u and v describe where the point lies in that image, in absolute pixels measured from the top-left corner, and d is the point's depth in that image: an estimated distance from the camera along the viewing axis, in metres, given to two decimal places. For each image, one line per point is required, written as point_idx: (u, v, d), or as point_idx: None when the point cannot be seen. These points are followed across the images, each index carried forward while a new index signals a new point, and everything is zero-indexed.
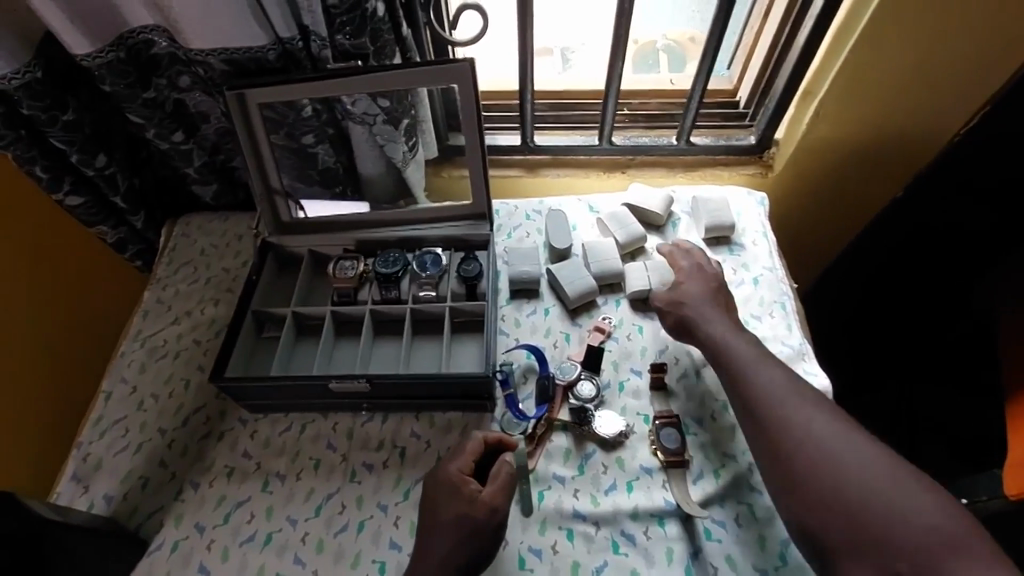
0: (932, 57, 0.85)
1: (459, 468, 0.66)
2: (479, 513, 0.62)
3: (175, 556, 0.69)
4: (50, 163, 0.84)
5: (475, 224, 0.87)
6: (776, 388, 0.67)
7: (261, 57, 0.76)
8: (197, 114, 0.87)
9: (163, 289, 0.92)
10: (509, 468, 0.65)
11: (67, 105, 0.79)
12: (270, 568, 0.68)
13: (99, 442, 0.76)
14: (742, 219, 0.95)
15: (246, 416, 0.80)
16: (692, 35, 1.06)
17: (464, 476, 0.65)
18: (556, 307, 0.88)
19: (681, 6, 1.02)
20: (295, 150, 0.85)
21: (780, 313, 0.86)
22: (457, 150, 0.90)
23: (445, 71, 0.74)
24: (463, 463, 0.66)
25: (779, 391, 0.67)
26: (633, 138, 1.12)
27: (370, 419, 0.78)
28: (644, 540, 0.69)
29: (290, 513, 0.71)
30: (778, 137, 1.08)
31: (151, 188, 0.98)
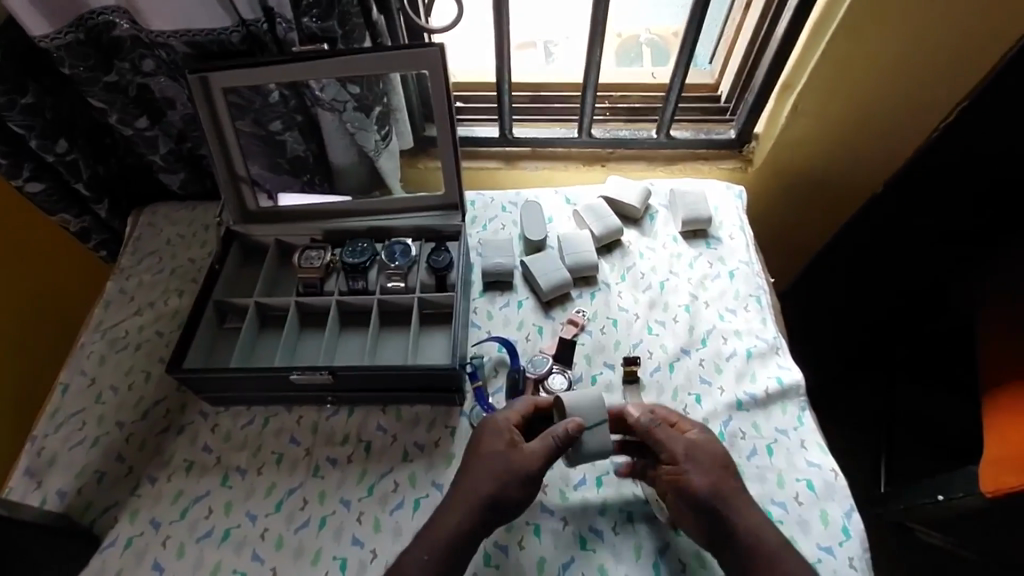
0: (910, 49, 0.83)
1: (508, 419, 0.67)
2: (528, 464, 0.63)
3: (128, 553, 0.67)
4: (9, 149, 0.81)
5: (447, 214, 0.86)
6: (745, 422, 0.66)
7: (225, 40, 0.74)
8: (162, 99, 0.84)
9: (126, 279, 0.89)
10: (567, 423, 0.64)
11: (27, 89, 0.77)
12: (227, 565, 0.65)
13: (54, 436, 0.74)
14: (719, 212, 0.94)
15: (208, 409, 0.77)
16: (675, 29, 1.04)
17: (511, 428, 0.66)
18: (530, 300, 0.86)
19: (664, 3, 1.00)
20: (263, 137, 0.83)
21: (756, 307, 0.85)
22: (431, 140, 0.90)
23: (414, 56, 0.72)
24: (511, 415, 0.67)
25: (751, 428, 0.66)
26: (613, 130, 1.11)
27: (336, 413, 0.76)
28: (612, 535, 0.68)
29: (249, 509, 0.69)
30: (758, 130, 1.06)
31: (117, 176, 0.95)
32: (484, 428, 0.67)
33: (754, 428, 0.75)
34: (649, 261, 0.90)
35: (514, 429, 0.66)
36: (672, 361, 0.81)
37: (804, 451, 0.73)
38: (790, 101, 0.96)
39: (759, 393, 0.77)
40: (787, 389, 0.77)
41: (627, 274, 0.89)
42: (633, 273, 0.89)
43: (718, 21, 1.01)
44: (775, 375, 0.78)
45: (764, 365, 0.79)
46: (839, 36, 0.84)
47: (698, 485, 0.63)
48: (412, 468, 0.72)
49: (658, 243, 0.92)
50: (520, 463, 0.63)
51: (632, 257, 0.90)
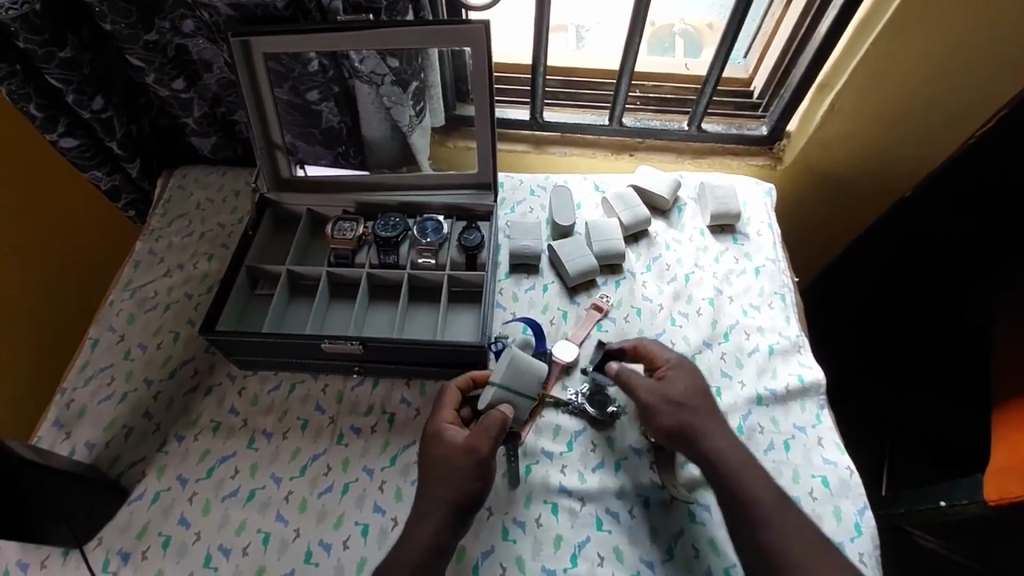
0: (951, 57, 0.82)
1: (445, 416, 0.67)
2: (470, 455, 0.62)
3: (155, 507, 0.68)
4: (46, 102, 0.81)
5: (478, 194, 0.86)
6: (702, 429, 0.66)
7: (269, 5, 0.73)
8: (199, 62, 0.84)
9: (156, 240, 0.90)
10: (494, 412, 0.64)
11: (66, 42, 0.76)
12: (252, 524, 0.67)
13: (83, 390, 0.75)
14: (748, 209, 0.94)
15: (235, 372, 0.79)
16: (710, 21, 1.03)
17: (449, 424, 0.66)
18: (555, 285, 0.87)
19: None
20: (299, 106, 0.83)
21: (780, 304, 0.85)
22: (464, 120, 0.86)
23: (459, 32, 0.72)
24: (447, 411, 0.67)
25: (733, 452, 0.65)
26: (644, 121, 1.11)
27: (361, 383, 0.77)
28: (628, 518, 0.69)
29: (275, 471, 0.71)
30: (790, 129, 1.07)
31: (149, 135, 0.96)
32: (427, 440, 0.66)
33: (773, 423, 0.76)
34: (675, 253, 0.90)
35: (452, 426, 0.66)
36: (693, 353, 0.81)
37: (821, 448, 0.74)
38: (827, 101, 0.96)
39: (779, 388, 0.77)
40: (808, 387, 0.78)
41: (652, 265, 0.89)
42: (658, 264, 0.89)
43: (759, 15, 1.00)
44: (797, 373, 0.79)
45: (785, 362, 0.80)
46: (880, 40, 0.84)
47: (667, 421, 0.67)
48: None
49: (685, 236, 0.92)
50: (465, 457, 0.62)
51: (658, 248, 0.90)
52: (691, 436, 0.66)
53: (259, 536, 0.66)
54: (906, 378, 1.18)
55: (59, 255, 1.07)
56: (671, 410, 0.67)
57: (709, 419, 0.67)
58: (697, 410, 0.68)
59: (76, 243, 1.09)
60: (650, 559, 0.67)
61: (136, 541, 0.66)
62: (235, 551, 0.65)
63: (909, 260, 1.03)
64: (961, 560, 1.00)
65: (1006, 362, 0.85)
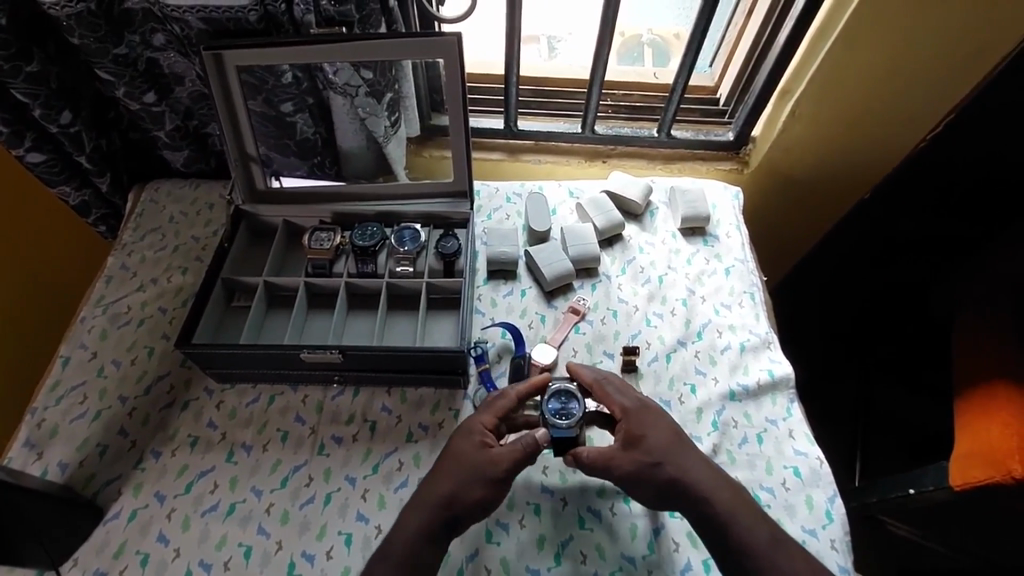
0: (903, 56, 0.86)
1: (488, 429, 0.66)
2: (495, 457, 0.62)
3: (133, 525, 0.67)
4: (10, 117, 0.80)
5: (455, 203, 0.86)
6: (696, 456, 0.65)
7: (241, 18, 0.73)
8: (171, 75, 0.85)
9: (128, 255, 0.89)
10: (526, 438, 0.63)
11: (33, 56, 0.75)
12: (233, 539, 0.66)
13: (55, 409, 0.74)
14: (717, 211, 0.97)
15: (213, 386, 0.77)
16: (677, 32, 1.07)
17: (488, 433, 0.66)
18: (533, 289, 0.89)
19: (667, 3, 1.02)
20: (273, 117, 0.84)
21: (750, 302, 0.88)
22: (439, 130, 0.91)
23: (428, 44, 0.74)
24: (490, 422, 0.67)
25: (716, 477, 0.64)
26: (616, 128, 1.14)
27: (342, 393, 0.77)
28: (609, 516, 0.70)
29: (255, 484, 0.70)
30: (755, 134, 1.12)
31: (120, 150, 0.95)
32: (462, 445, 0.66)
33: (745, 417, 0.78)
34: (649, 256, 0.93)
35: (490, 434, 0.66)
36: (669, 352, 0.83)
37: (792, 439, 0.77)
38: (789, 105, 1.00)
39: (751, 384, 0.80)
40: (778, 382, 0.80)
41: (627, 268, 0.91)
42: (633, 267, 0.91)
43: (721, 25, 1.04)
44: (767, 369, 0.82)
45: (755, 358, 0.83)
46: (837, 46, 0.89)
47: (651, 439, 0.65)
48: (416, 448, 0.73)
49: (657, 239, 0.95)
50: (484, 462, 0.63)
51: (632, 251, 0.93)
52: (683, 451, 0.65)
53: (241, 550, 0.65)
54: (875, 375, 1.22)
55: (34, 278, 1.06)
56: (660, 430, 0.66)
57: (690, 445, 0.66)
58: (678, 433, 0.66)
59: (36, 259, 1.06)
60: (631, 554, 0.68)
61: (113, 560, 0.65)
62: (217, 566, 0.64)
63: (872, 255, 1.09)
64: (929, 544, 1.04)
65: (965, 353, 0.89)
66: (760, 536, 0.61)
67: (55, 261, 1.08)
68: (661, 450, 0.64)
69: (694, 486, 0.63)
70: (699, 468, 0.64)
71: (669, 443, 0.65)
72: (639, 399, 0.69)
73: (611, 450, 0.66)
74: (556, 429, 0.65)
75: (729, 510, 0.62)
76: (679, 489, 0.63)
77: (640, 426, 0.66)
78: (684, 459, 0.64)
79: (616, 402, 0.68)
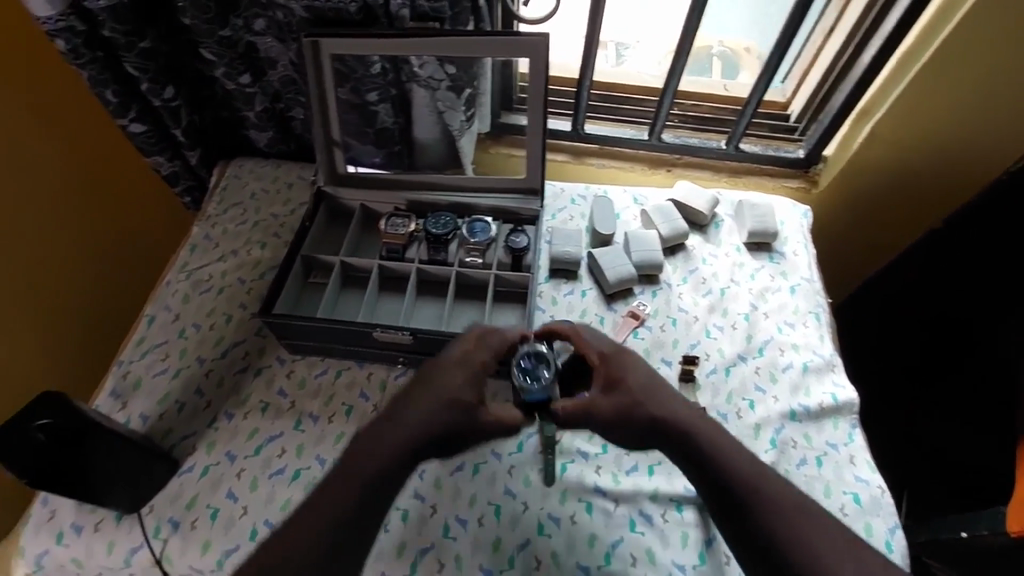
0: (994, 86, 0.87)
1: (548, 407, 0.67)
2: None
3: (205, 480, 0.70)
4: (121, 89, 0.85)
5: (526, 198, 0.87)
6: (687, 412, 0.66)
7: (342, 9, 0.77)
8: (266, 59, 0.89)
9: (212, 226, 0.94)
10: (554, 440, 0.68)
11: (146, 33, 0.81)
12: (296, 503, 0.69)
13: (139, 363, 0.79)
14: (785, 228, 0.96)
15: (285, 356, 0.81)
16: (747, 45, 1.06)
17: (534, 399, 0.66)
18: (593, 291, 0.89)
19: (738, 14, 1.01)
20: (357, 106, 0.88)
21: (814, 323, 0.87)
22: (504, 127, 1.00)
23: (517, 44, 0.76)
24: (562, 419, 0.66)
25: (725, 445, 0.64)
26: (683, 138, 1.14)
27: (404, 374, 0.79)
28: (661, 522, 0.70)
29: (319, 453, 0.73)
30: (827, 154, 1.09)
31: (210, 126, 1.00)
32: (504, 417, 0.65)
33: (805, 438, 0.77)
34: (712, 268, 0.92)
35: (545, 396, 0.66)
36: (729, 365, 0.82)
37: (852, 466, 0.75)
38: (868, 127, 0.98)
39: (813, 405, 0.79)
40: (841, 406, 0.79)
41: (689, 277, 0.91)
42: (695, 277, 0.91)
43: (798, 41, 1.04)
44: (830, 392, 0.80)
45: (819, 380, 0.81)
46: (928, 69, 0.87)
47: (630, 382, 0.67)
48: None
49: (721, 251, 0.94)
50: None
51: (695, 261, 0.93)
52: (661, 395, 0.67)
53: None
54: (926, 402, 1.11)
55: (126, 245, 1.14)
56: (638, 374, 0.68)
57: (671, 392, 0.68)
58: (655, 379, 0.68)
59: (127, 225, 1.13)
60: (682, 563, 0.67)
61: (185, 511, 0.69)
62: None
63: (939, 279, 1.04)
64: None
65: None
66: (748, 469, 0.62)
67: (140, 250, 1.17)
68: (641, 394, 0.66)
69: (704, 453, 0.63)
70: (700, 427, 0.65)
71: (646, 386, 0.67)
72: (616, 348, 0.71)
73: (593, 396, 0.67)
74: (531, 392, 0.66)
75: (741, 479, 0.61)
76: (663, 427, 0.65)
77: (619, 373, 0.68)
78: (655, 385, 0.68)
79: (594, 350, 0.70)
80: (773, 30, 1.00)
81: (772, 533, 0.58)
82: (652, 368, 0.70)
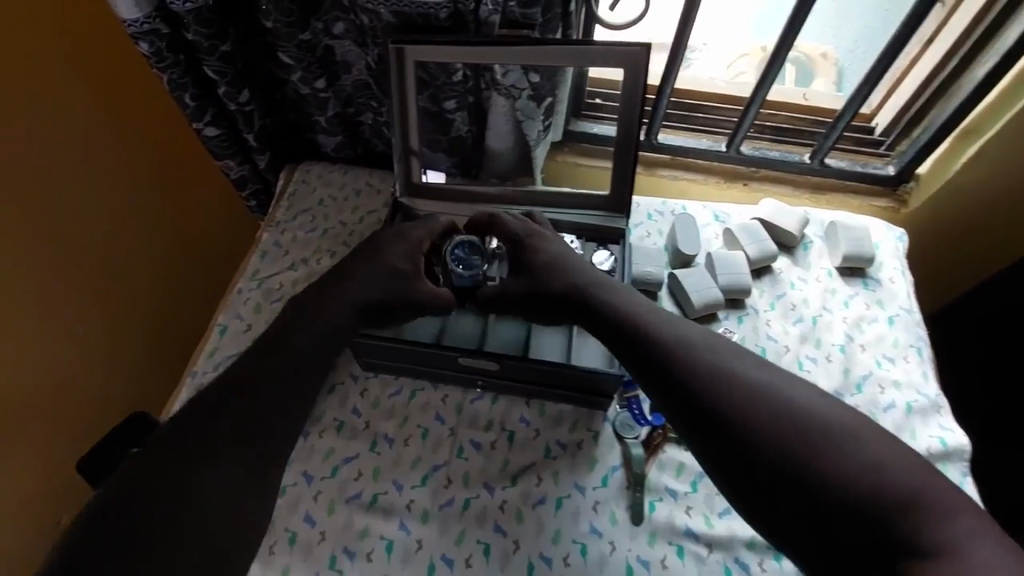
0: None
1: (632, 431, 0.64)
2: None
3: (282, 501, 0.69)
4: (199, 93, 0.84)
5: (611, 216, 0.83)
6: (647, 308, 0.66)
7: (432, 14, 0.73)
8: (342, 63, 0.87)
9: (281, 233, 0.92)
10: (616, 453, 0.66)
11: (228, 36, 0.79)
12: (375, 530, 0.67)
13: (212, 374, 0.79)
14: (880, 252, 0.89)
15: (358, 373, 0.78)
16: (824, 51, 1.03)
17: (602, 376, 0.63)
18: (675, 314, 0.85)
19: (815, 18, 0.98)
20: (433, 113, 0.85)
21: (916, 358, 0.81)
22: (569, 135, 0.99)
23: (617, 54, 0.72)
24: None
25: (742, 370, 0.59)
26: (761, 149, 1.07)
27: (481, 398, 0.76)
28: (758, 571, 0.66)
29: (396, 478, 0.71)
30: (920, 172, 1.02)
31: (279, 129, 0.98)
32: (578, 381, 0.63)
33: None
34: (802, 293, 0.86)
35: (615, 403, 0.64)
36: None
37: None
38: (975, 146, 0.92)
39: (920, 451, 0.73)
40: (950, 452, 0.74)
41: (777, 303, 0.86)
42: (784, 302, 0.85)
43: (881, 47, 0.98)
44: (938, 436, 0.75)
45: (924, 423, 0.76)
46: None
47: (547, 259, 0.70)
48: (555, 466, 0.72)
49: (811, 276, 0.88)
50: None
51: (783, 286, 0.87)
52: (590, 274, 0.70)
53: (382, 543, 0.66)
54: None
55: (194, 244, 1.16)
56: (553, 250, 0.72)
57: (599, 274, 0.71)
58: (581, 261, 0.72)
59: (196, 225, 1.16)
60: None
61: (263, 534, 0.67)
62: (360, 556, 0.65)
63: None
64: None
65: None
66: (716, 369, 0.58)
67: (205, 252, 1.19)
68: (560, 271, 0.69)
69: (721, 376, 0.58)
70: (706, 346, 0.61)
71: (562, 260, 0.70)
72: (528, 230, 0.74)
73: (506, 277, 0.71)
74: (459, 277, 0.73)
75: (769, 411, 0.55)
76: (627, 337, 0.64)
77: (547, 253, 0.71)
78: (602, 287, 0.68)
79: (518, 232, 0.73)
80: (876, 43, 0.97)
81: (749, 434, 0.54)
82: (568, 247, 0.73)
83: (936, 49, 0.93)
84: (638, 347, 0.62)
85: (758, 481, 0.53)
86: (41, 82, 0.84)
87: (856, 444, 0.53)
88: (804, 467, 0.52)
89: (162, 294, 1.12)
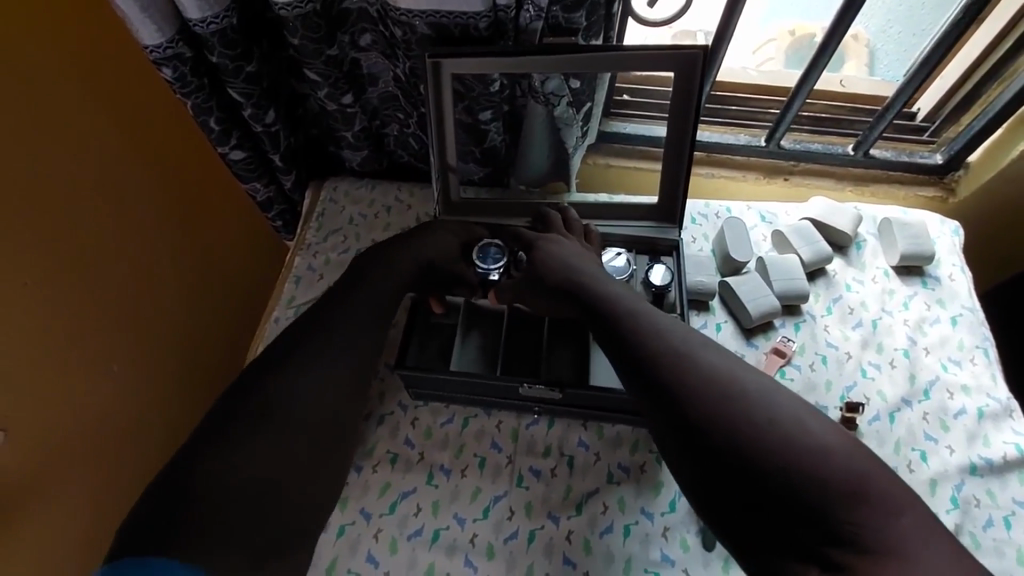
0: None
1: None
2: None
3: (342, 541, 0.67)
4: (223, 117, 0.81)
5: (661, 227, 0.81)
6: (633, 304, 0.63)
7: (471, 25, 0.69)
8: (368, 76, 0.83)
9: (314, 256, 0.89)
10: None
11: (252, 56, 0.75)
12: (441, 566, 0.66)
13: None
14: (937, 248, 0.86)
15: (406, 402, 0.76)
16: (854, 32, 0.95)
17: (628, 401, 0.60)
18: (729, 324, 0.82)
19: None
20: (468, 125, 0.81)
21: (983, 360, 0.78)
22: (603, 135, 0.97)
23: (667, 57, 0.68)
24: None
25: (732, 366, 0.55)
26: (803, 142, 1.02)
27: (537, 423, 0.74)
28: None
29: (457, 511, 0.69)
30: (970, 159, 0.98)
31: (302, 146, 0.94)
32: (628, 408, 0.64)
33: (989, 495, 0.70)
34: (859, 295, 0.83)
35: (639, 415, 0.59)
36: (892, 411, 0.75)
37: None
38: None
39: (995, 459, 0.71)
40: None
41: (834, 307, 0.83)
42: (841, 306, 0.82)
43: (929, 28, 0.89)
44: (1013, 442, 0.72)
45: (997, 428, 0.73)
46: None
47: (553, 259, 0.68)
48: (620, 491, 0.69)
49: (867, 276, 0.85)
50: None
51: (839, 288, 0.84)
52: (586, 275, 0.67)
53: None
54: None
55: (211, 273, 1.09)
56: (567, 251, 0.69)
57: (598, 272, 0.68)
58: (588, 260, 0.69)
59: (216, 249, 1.10)
60: None
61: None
62: None
63: None
64: None
65: None
66: (675, 345, 0.57)
67: (226, 276, 1.13)
68: (565, 271, 0.67)
69: (706, 369, 0.55)
70: (701, 348, 0.57)
71: (569, 260, 0.68)
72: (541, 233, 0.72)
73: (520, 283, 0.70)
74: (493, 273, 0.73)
75: (760, 411, 0.51)
76: (612, 337, 0.61)
77: (552, 254, 0.69)
78: (590, 276, 0.67)
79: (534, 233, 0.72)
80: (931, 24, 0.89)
81: (689, 406, 0.53)
82: (578, 247, 0.71)
83: (987, 30, 0.87)
84: (601, 324, 0.62)
85: (694, 453, 0.52)
86: (46, 104, 0.77)
87: (809, 426, 0.50)
88: (749, 445, 0.49)
89: (182, 324, 1.04)
